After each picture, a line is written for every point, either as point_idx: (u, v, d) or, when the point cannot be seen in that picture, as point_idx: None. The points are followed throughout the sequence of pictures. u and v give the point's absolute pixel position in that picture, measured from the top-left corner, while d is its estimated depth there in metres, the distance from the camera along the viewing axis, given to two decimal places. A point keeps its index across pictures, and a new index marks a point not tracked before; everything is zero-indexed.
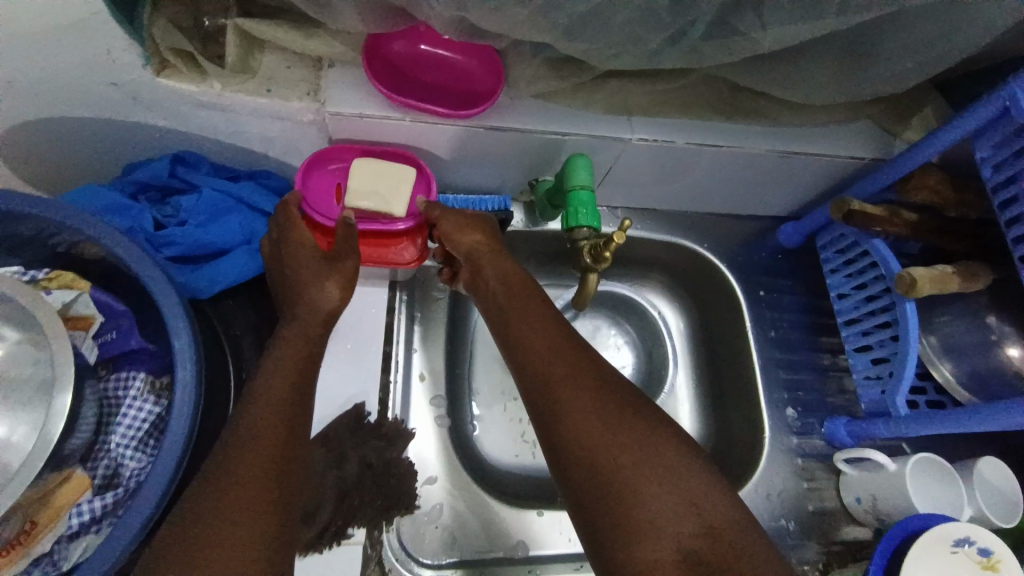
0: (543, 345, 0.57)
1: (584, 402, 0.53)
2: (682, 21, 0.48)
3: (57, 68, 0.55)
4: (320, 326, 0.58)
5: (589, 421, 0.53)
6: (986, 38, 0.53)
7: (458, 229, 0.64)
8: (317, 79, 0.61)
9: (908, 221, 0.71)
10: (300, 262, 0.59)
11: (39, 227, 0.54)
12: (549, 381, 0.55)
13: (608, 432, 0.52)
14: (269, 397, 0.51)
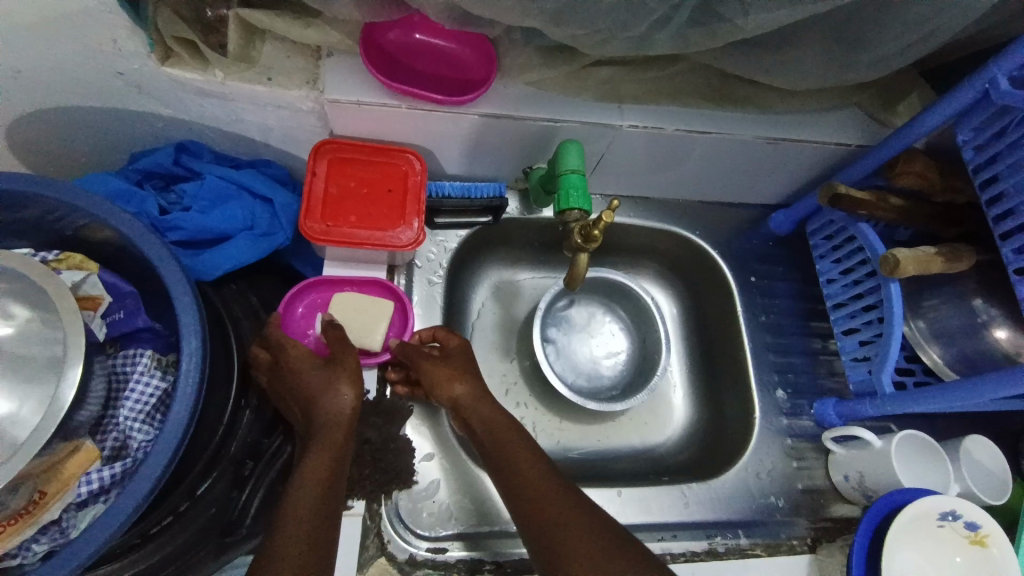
0: (497, 423, 0.63)
1: (528, 475, 0.59)
2: (668, 6, 0.49)
3: (64, 57, 0.57)
4: (344, 432, 0.58)
5: (536, 491, 0.58)
6: (963, 23, 0.54)
7: (447, 381, 0.64)
8: (316, 68, 0.63)
9: (895, 206, 0.73)
10: (307, 370, 0.60)
11: (46, 210, 0.56)
12: (500, 455, 0.62)
13: (551, 502, 0.57)
14: (298, 507, 0.52)
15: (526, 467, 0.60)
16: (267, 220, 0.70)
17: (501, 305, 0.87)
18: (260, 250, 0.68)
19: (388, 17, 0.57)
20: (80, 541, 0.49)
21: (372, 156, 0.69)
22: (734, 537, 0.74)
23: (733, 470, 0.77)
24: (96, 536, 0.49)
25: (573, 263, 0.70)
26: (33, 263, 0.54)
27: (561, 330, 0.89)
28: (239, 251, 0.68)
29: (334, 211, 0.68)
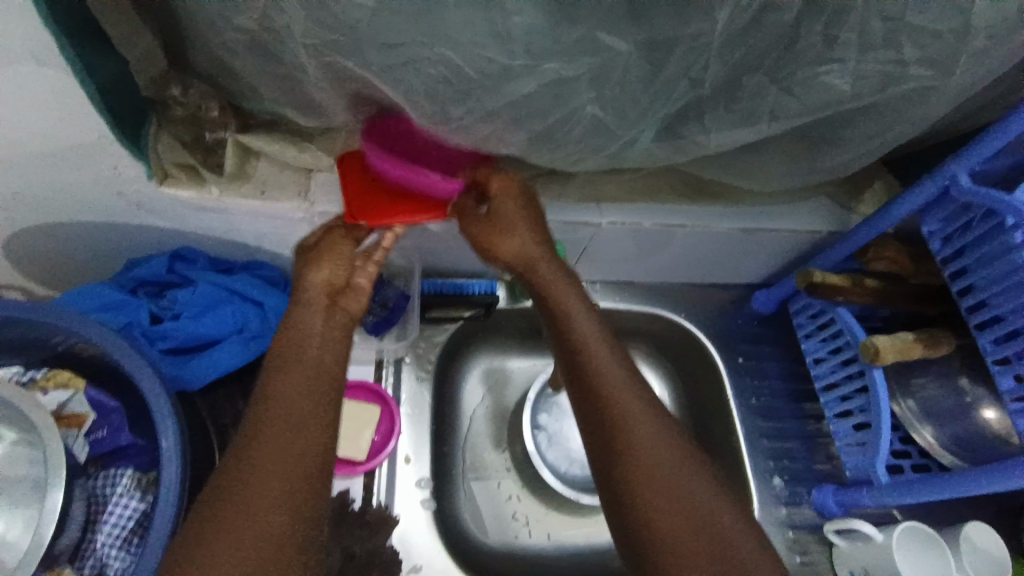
0: (578, 329, 0.60)
1: (622, 392, 0.57)
2: (633, 132, 0.53)
3: (68, 181, 0.61)
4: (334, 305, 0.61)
5: (629, 410, 0.56)
6: (918, 130, 0.58)
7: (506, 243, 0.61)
8: (307, 181, 0.67)
9: (872, 288, 0.75)
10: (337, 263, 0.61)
11: (40, 331, 0.58)
12: (584, 365, 0.58)
13: (639, 422, 0.55)
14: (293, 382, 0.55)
15: (608, 374, 0.57)
16: (257, 323, 0.71)
17: (489, 394, 0.84)
18: (246, 356, 0.69)
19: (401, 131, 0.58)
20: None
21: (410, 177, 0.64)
22: None
23: None
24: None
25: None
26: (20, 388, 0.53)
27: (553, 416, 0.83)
28: (227, 357, 0.69)
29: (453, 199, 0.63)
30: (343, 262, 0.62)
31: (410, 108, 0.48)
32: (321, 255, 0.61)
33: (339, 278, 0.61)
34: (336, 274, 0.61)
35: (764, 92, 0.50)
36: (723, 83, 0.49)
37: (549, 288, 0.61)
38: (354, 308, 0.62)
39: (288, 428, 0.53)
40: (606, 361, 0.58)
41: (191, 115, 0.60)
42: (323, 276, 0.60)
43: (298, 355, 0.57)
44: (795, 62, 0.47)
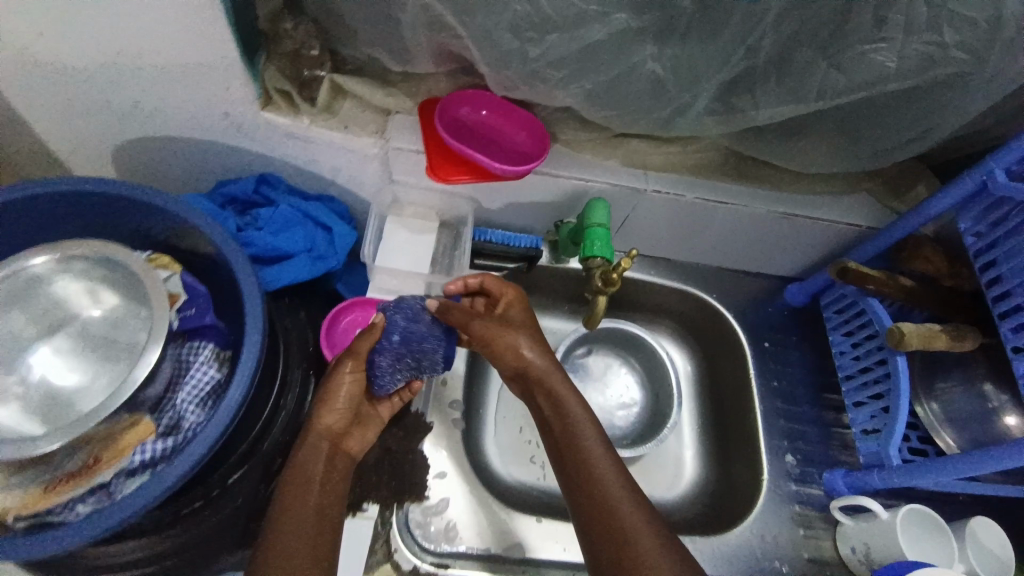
0: (584, 436, 0.61)
1: (601, 476, 0.58)
2: (689, 96, 0.58)
3: (183, 98, 0.69)
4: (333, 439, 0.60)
5: (603, 477, 0.58)
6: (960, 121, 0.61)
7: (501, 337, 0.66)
8: (384, 122, 0.74)
9: (904, 287, 0.76)
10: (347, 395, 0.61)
11: (147, 215, 0.66)
12: (585, 473, 0.59)
13: (614, 490, 0.57)
14: (303, 498, 0.54)
15: (610, 481, 0.58)
16: (325, 245, 0.80)
17: None
18: (313, 273, 0.78)
19: (474, 95, 0.71)
20: (109, 510, 0.54)
21: (478, 133, 0.71)
22: None
23: (736, 530, 0.77)
24: (129, 505, 0.54)
25: (591, 302, 0.77)
26: (141, 260, 0.61)
27: (579, 378, 0.92)
28: (296, 271, 0.78)
29: (516, 155, 0.72)
30: (353, 408, 0.62)
31: (492, 48, 0.55)
32: (337, 388, 0.61)
33: (347, 420, 0.61)
34: (341, 419, 0.61)
35: (814, 68, 0.54)
36: (776, 56, 0.54)
37: (554, 390, 0.63)
38: (353, 448, 0.62)
39: (292, 545, 0.51)
40: (607, 466, 0.59)
41: (293, 51, 0.69)
42: (331, 422, 0.60)
43: (306, 487, 0.55)
44: (844, 39, 0.52)
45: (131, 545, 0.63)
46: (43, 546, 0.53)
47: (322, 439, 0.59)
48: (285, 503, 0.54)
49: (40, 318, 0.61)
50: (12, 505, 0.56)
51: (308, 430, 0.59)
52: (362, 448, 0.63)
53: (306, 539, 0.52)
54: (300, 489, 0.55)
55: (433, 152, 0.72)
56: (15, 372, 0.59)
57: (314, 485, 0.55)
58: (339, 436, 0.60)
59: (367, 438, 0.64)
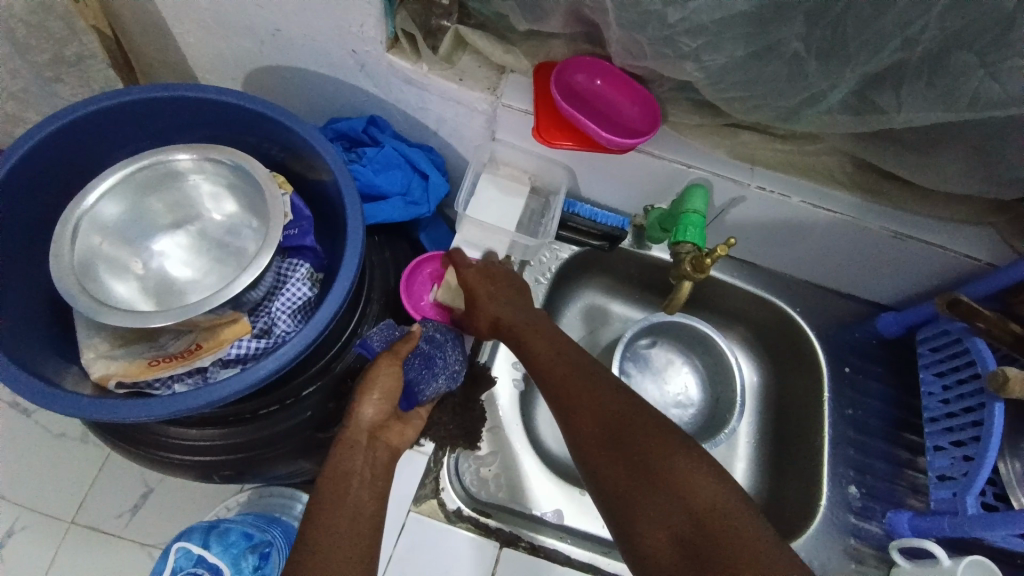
0: (571, 380, 0.61)
1: (592, 415, 0.59)
2: (824, 85, 0.56)
3: (318, 30, 0.73)
4: (371, 436, 0.60)
5: (592, 412, 0.59)
6: None
7: (487, 298, 0.68)
8: (498, 80, 0.75)
9: (1016, 334, 0.69)
10: (383, 397, 0.61)
11: (271, 132, 0.71)
12: (578, 416, 0.59)
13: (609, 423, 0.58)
14: (346, 486, 0.56)
15: (618, 411, 0.58)
16: (419, 192, 0.83)
17: (590, 329, 0.91)
18: (405, 216, 0.82)
19: (591, 63, 0.70)
20: (191, 394, 0.57)
21: (588, 102, 0.71)
22: None
23: None
24: (212, 393, 0.57)
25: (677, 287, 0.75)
26: (268, 176, 0.64)
27: (638, 368, 0.91)
28: (391, 211, 0.82)
29: (623, 127, 0.71)
30: (391, 401, 0.62)
31: (628, 11, 0.54)
32: (375, 382, 0.61)
33: (385, 412, 0.61)
34: (379, 411, 0.61)
35: (974, 73, 0.50)
36: (933, 53, 0.51)
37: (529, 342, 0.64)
38: (394, 442, 0.62)
39: (337, 531, 0.53)
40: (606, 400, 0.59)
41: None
42: (372, 414, 0.60)
43: (345, 482, 0.56)
44: (1018, 45, 0.47)
45: (209, 432, 0.68)
46: (133, 412, 0.57)
47: (358, 436, 0.59)
48: (321, 492, 0.56)
49: (170, 210, 0.66)
50: (117, 371, 0.61)
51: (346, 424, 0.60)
52: (402, 443, 0.62)
53: (352, 524, 0.54)
54: (342, 482, 0.56)
55: (539, 114, 0.72)
56: (141, 255, 0.65)
57: (352, 479, 0.57)
58: (378, 428, 0.61)
59: (408, 434, 0.63)
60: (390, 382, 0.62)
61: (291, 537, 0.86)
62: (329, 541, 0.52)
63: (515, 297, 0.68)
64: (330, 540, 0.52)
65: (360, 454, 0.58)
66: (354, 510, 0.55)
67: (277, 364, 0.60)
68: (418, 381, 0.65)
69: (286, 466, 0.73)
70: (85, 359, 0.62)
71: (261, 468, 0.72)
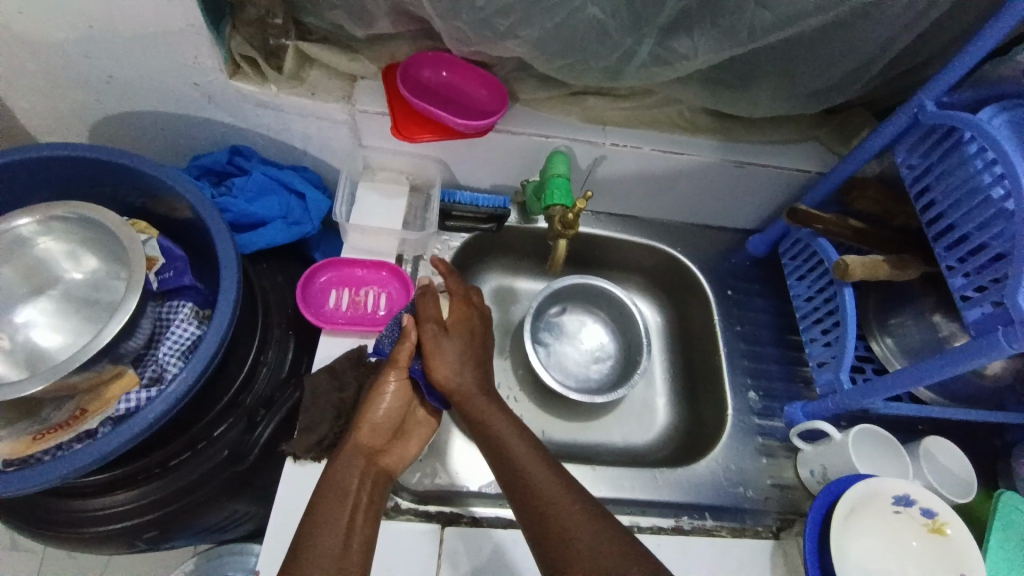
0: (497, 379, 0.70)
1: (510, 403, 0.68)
2: (630, 38, 0.63)
3: (154, 69, 0.72)
4: (371, 456, 0.64)
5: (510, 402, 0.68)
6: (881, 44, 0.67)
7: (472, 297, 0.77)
8: (351, 88, 0.77)
9: (855, 228, 0.79)
10: (391, 415, 0.66)
11: (123, 177, 0.69)
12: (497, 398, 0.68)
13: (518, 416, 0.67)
14: (343, 503, 0.58)
15: (540, 476, 0.61)
16: (300, 212, 0.83)
17: (499, 309, 0.95)
18: (289, 237, 0.82)
19: (433, 58, 0.75)
20: (80, 452, 0.55)
21: (439, 94, 0.75)
22: (701, 518, 0.77)
23: (703, 461, 0.81)
24: (102, 447, 0.55)
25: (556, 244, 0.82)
26: (122, 223, 0.63)
27: (553, 335, 0.95)
28: (274, 235, 0.81)
29: (475, 113, 0.75)
30: (391, 421, 0.66)
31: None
32: (382, 398, 0.66)
33: (385, 434, 0.66)
34: (378, 437, 0.65)
35: (743, 7, 0.59)
36: None
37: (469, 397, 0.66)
38: (391, 465, 0.65)
39: (332, 540, 0.55)
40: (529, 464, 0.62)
41: (258, 19, 0.71)
42: (372, 437, 0.65)
43: (342, 496, 0.59)
44: None
45: (121, 496, 0.65)
46: (18, 484, 0.54)
47: (357, 453, 0.63)
48: (319, 503, 0.58)
49: (24, 276, 0.63)
50: (0, 452, 0.57)
51: (347, 445, 0.63)
52: (400, 466, 0.66)
53: (349, 535, 0.57)
54: (341, 494, 0.59)
55: (396, 113, 0.75)
56: (6, 329, 0.62)
57: (349, 495, 0.59)
58: (376, 454, 0.64)
59: (404, 458, 0.67)
60: (398, 402, 0.67)
61: None
62: (318, 550, 0.54)
63: (470, 350, 0.70)
64: (322, 547, 0.55)
65: (360, 473, 0.61)
66: (353, 521, 0.58)
67: (170, 403, 0.58)
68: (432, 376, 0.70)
69: (217, 511, 0.71)
70: None
71: (189, 518, 0.70)
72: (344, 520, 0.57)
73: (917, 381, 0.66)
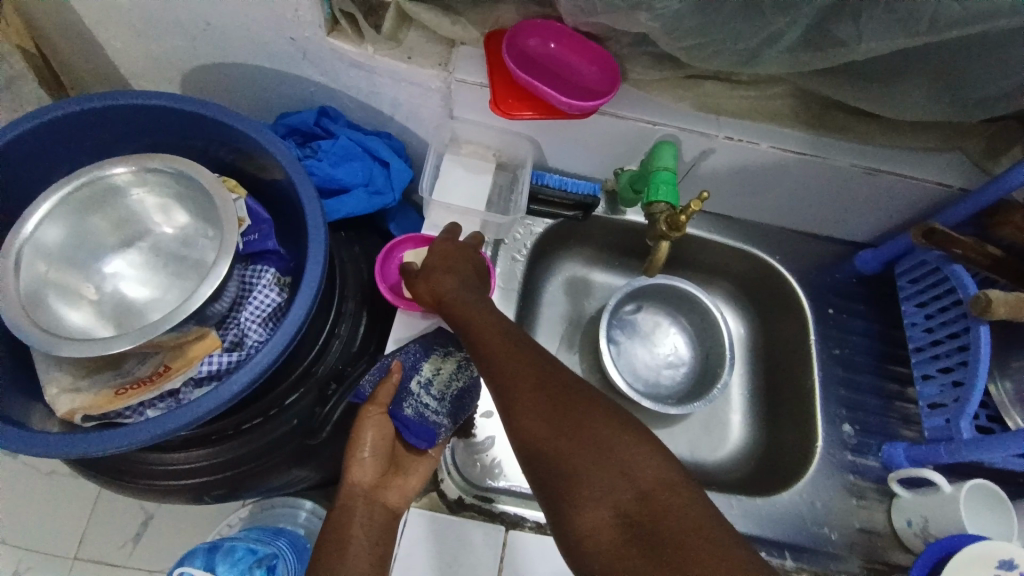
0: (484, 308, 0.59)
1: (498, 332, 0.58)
2: (781, 20, 0.55)
3: (257, 23, 0.69)
4: (366, 497, 0.58)
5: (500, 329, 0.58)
6: None
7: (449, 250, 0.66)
8: (450, 54, 0.72)
9: (992, 256, 0.69)
10: (373, 453, 0.60)
11: (215, 131, 0.67)
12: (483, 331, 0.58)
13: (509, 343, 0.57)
14: (346, 551, 0.54)
15: (570, 438, 0.51)
16: (381, 180, 0.80)
17: (572, 301, 0.90)
18: (370, 207, 0.79)
19: (543, 28, 0.68)
20: (166, 417, 0.55)
21: (544, 68, 0.69)
22: (778, 556, 0.71)
23: (786, 494, 0.75)
24: (188, 412, 0.55)
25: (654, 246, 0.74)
26: (217, 182, 0.61)
27: (626, 334, 0.89)
28: (353, 204, 0.79)
29: (580, 90, 0.69)
30: (381, 458, 0.61)
31: None
32: (362, 440, 0.61)
33: (377, 470, 0.60)
34: (372, 474, 0.60)
35: None
36: None
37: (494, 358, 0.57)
38: (396, 500, 0.60)
39: None
40: (578, 434, 0.51)
41: None
42: (364, 477, 0.59)
43: (341, 547, 0.55)
44: None
45: (195, 454, 0.65)
46: (105, 443, 0.54)
47: (352, 496, 0.58)
48: (319, 556, 0.55)
49: (116, 226, 0.63)
50: (83, 403, 0.58)
51: (343, 489, 0.59)
52: (403, 499, 0.60)
53: None
54: (338, 545, 0.55)
55: (495, 86, 0.70)
56: (92, 278, 0.61)
57: (348, 545, 0.55)
58: (374, 490, 0.59)
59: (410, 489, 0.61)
60: (379, 437, 0.61)
61: (298, 548, 0.83)
62: None
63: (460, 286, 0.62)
64: None
65: (357, 518, 0.57)
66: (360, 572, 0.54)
67: (253, 375, 0.56)
68: (418, 414, 0.63)
69: (279, 478, 0.71)
70: (48, 395, 0.58)
71: (255, 482, 0.69)
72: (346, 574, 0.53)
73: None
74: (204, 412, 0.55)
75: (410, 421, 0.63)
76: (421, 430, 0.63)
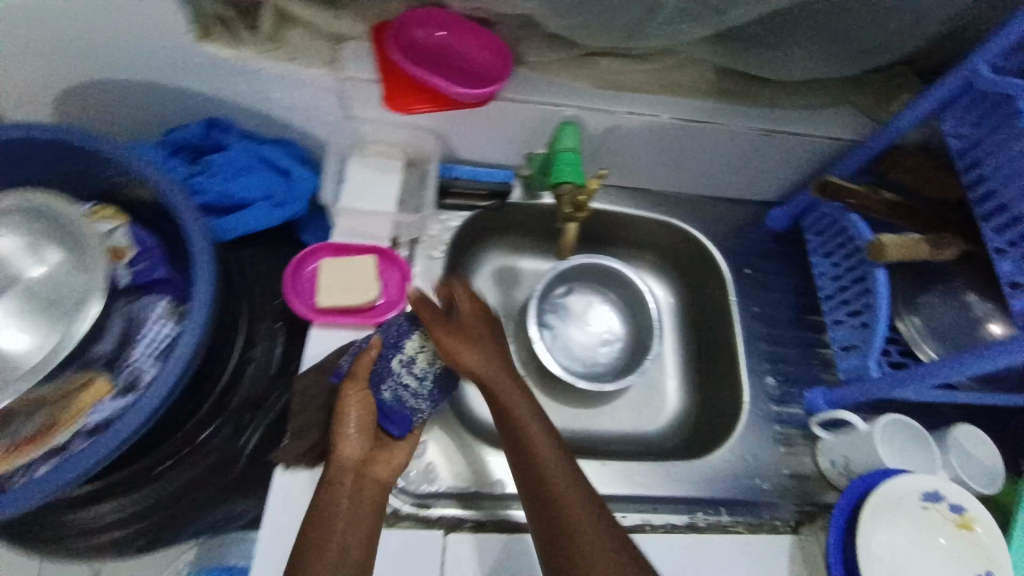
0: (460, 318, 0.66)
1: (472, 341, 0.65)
2: None
3: (120, 33, 0.64)
4: (356, 472, 0.57)
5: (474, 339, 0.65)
6: None
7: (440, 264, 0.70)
8: (337, 50, 0.68)
9: (889, 201, 0.73)
10: (360, 428, 0.59)
11: (83, 156, 0.62)
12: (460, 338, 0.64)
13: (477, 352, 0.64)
14: (337, 525, 0.53)
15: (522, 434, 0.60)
16: (281, 190, 0.76)
17: (501, 292, 0.89)
18: (274, 219, 0.74)
19: (429, 19, 0.67)
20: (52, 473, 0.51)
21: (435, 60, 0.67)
22: (715, 513, 0.73)
23: (718, 452, 0.78)
24: (75, 465, 0.51)
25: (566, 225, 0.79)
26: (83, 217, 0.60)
27: (559, 317, 0.90)
28: (254, 219, 0.73)
29: (474, 79, 0.68)
30: (367, 433, 0.60)
31: None
32: (347, 416, 0.59)
33: (365, 446, 0.59)
34: (360, 449, 0.59)
35: None
36: None
37: (524, 431, 0.61)
38: (384, 474, 0.59)
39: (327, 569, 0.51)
40: (557, 483, 0.58)
41: None
42: (353, 451, 0.58)
43: (328, 523, 0.53)
44: None
45: (104, 507, 0.62)
46: None
47: (342, 471, 0.57)
48: (305, 535, 0.53)
49: None
50: None
51: (331, 464, 0.57)
52: (392, 473, 0.60)
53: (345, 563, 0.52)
54: (327, 519, 0.54)
55: (388, 81, 0.68)
56: None
57: (336, 520, 0.54)
58: (363, 465, 0.58)
59: (397, 462, 0.61)
60: (363, 412, 0.60)
61: None
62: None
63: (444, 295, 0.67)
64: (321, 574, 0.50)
65: (346, 491, 0.56)
66: (348, 545, 0.53)
67: (145, 415, 0.53)
68: (396, 399, 0.64)
69: None
70: None
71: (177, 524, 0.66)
72: (337, 545, 0.52)
73: (953, 375, 0.61)
74: (95, 462, 0.52)
75: (388, 406, 0.63)
76: (397, 417, 0.63)
